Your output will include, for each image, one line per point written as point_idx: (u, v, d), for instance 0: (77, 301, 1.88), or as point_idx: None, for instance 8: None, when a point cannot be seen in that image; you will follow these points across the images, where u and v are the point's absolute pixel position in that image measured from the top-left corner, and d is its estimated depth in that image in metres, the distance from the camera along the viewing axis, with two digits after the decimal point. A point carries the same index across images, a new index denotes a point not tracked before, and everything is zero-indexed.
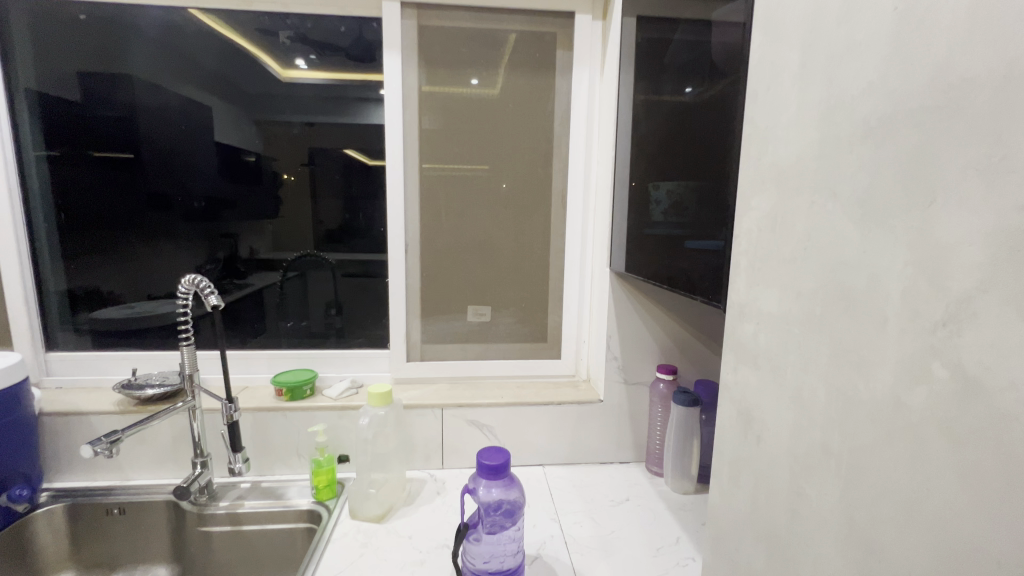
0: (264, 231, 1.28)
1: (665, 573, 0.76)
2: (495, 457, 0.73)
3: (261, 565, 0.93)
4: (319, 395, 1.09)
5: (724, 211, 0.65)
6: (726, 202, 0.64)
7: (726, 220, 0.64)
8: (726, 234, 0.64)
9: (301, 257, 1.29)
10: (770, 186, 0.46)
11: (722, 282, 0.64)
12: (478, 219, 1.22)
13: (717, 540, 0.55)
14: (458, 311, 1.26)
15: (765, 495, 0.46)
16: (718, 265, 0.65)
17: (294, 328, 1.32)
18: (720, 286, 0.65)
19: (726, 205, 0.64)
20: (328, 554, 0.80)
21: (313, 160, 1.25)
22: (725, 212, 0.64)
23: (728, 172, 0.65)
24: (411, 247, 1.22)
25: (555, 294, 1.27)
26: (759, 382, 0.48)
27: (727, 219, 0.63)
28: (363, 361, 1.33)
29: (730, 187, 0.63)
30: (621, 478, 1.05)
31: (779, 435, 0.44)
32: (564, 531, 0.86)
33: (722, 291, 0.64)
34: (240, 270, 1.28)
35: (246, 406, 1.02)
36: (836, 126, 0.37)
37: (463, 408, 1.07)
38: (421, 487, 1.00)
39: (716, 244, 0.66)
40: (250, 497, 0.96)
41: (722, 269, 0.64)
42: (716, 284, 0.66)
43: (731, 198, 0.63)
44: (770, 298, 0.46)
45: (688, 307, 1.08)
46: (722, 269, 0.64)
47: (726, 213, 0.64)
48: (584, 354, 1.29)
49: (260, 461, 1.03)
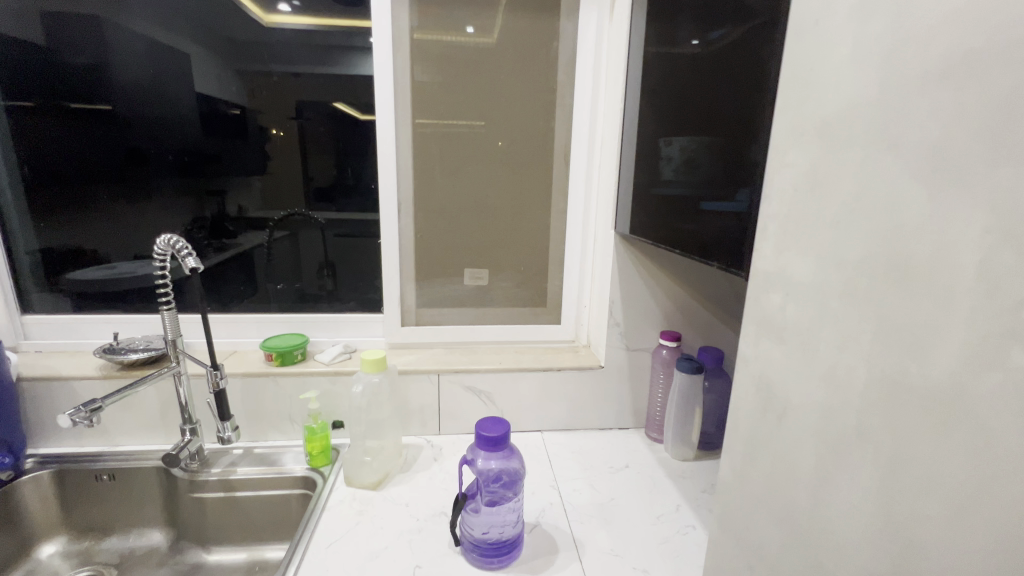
0: (250, 187, 1.20)
1: (666, 541, 0.75)
2: (494, 428, 0.70)
3: (257, 529, 0.92)
4: (311, 360, 1.05)
5: (752, 169, 0.58)
6: (756, 160, 0.58)
7: (755, 180, 0.58)
8: (753, 194, 0.58)
9: (289, 217, 1.22)
10: (811, 140, 0.40)
11: (746, 248, 0.59)
12: (476, 176, 1.15)
13: (726, 519, 0.53)
14: (455, 274, 1.21)
15: (784, 476, 0.44)
16: (742, 228, 0.60)
17: (284, 290, 1.27)
18: (744, 252, 0.59)
19: (756, 161, 0.58)
20: (324, 522, 0.79)
21: (299, 112, 1.16)
22: (751, 171, 0.59)
23: (755, 126, 0.58)
24: (405, 207, 1.16)
25: (556, 257, 1.22)
26: (783, 357, 0.44)
27: (756, 178, 0.57)
28: (356, 325, 1.28)
29: (760, 143, 0.57)
30: (621, 445, 1.04)
31: (805, 416, 0.41)
32: (563, 499, 0.85)
33: (745, 257, 0.59)
34: (226, 229, 1.22)
35: (234, 372, 0.98)
36: (903, 66, 0.32)
37: (460, 374, 1.04)
38: (418, 453, 0.99)
39: (741, 206, 0.61)
40: (242, 464, 0.94)
41: (748, 233, 0.58)
42: (738, 249, 0.60)
43: (762, 155, 0.56)
44: (804, 268, 0.41)
45: (695, 272, 1.04)
46: (747, 233, 0.59)
47: (755, 171, 0.58)
48: (585, 319, 1.25)
49: (253, 427, 1.00)
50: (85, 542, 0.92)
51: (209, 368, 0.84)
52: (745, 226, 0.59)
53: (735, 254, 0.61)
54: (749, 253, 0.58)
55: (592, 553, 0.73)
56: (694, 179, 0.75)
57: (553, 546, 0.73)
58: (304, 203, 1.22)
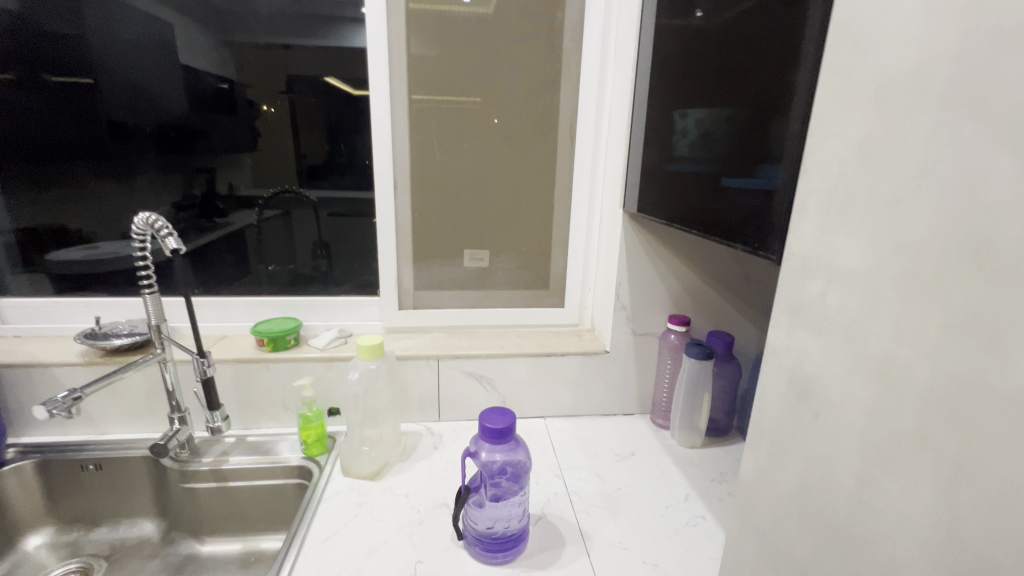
0: (242, 165, 1.13)
1: (675, 533, 0.73)
2: (499, 419, 0.66)
3: (252, 520, 0.89)
4: (305, 345, 1.01)
5: (785, 143, 0.53)
6: (790, 133, 0.53)
7: (789, 155, 0.53)
8: (787, 171, 0.53)
9: (280, 195, 1.16)
10: (867, 106, 0.35)
11: (777, 230, 0.54)
12: (476, 152, 1.09)
13: (748, 518, 0.50)
14: (454, 256, 1.16)
15: (820, 479, 0.40)
16: (773, 209, 0.55)
17: (276, 272, 1.22)
18: (774, 233, 0.55)
19: (790, 135, 0.52)
20: (320, 514, 0.76)
21: (291, 87, 1.09)
22: (783, 146, 0.54)
23: (789, 96, 0.53)
24: (401, 185, 1.10)
25: (559, 239, 1.17)
26: (823, 351, 0.40)
27: (791, 153, 0.52)
28: (351, 309, 1.23)
29: (797, 113, 0.51)
30: (626, 431, 1.01)
31: (849, 415, 0.37)
32: (569, 489, 0.82)
33: (776, 239, 0.54)
34: (218, 208, 1.15)
35: (224, 358, 0.94)
36: (994, 15, 0.27)
37: (460, 360, 1.00)
38: (417, 441, 0.96)
39: (772, 184, 0.55)
40: (235, 453, 0.91)
41: (779, 214, 0.54)
42: (768, 231, 0.56)
43: (798, 127, 0.51)
44: (852, 252, 0.37)
45: (706, 254, 1.00)
46: (780, 214, 0.54)
47: (789, 145, 0.53)
48: (589, 303, 1.21)
49: (245, 415, 0.96)
50: (74, 532, 0.89)
51: (195, 355, 0.79)
52: (777, 206, 0.54)
53: (763, 235, 0.57)
54: (780, 236, 0.53)
55: (599, 546, 0.70)
56: (712, 155, 0.70)
57: (560, 539, 0.71)
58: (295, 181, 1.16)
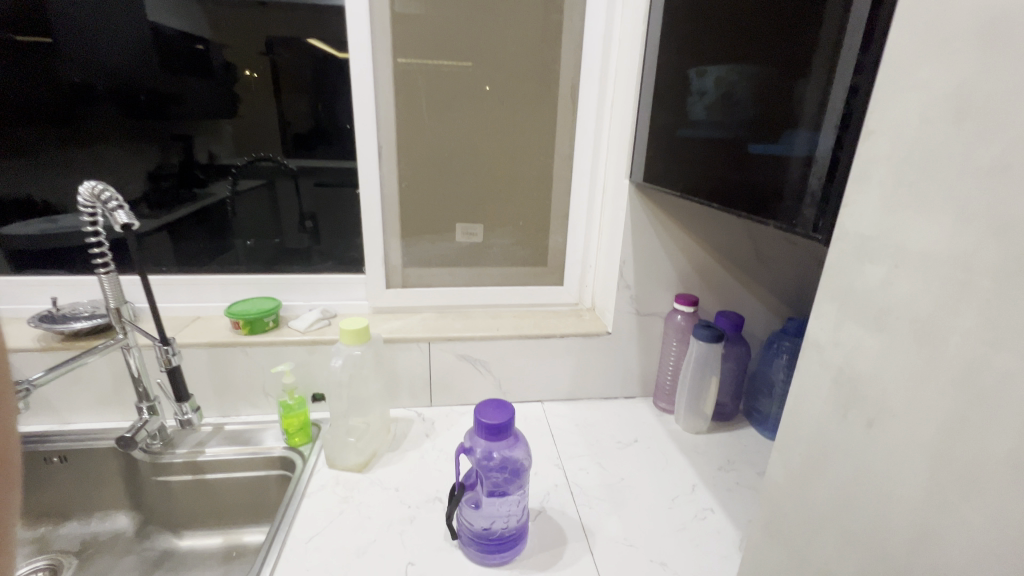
0: (223, 133, 1.04)
1: (683, 528, 0.69)
2: (495, 414, 0.59)
3: (232, 512, 0.84)
4: (285, 327, 0.94)
5: (818, 101, 0.45)
6: (824, 90, 0.45)
7: (822, 116, 0.45)
8: (818, 135, 0.45)
9: (256, 163, 1.07)
10: (968, 48, 0.28)
11: (806, 205, 0.47)
12: (468, 117, 1.00)
13: (777, 529, 0.45)
14: (445, 230, 1.08)
15: (873, 495, 0.35)
16: (800, 179, 0.48)
17: (255, 248, 1.13)
18: (801, 208, 0.48)
19: (825, 92, 0.44)
20: (303, 511, 0.70)
21: (272, 48, 0.99)
22: (816, 106, 0.46)
23: (822, 48, 0.45)
24: (386, 153, 1.01)
25: (558, 212, 1.09)
26: (885, 349, 0.34)
27: (825, 113, 0.44)
28: (333, 287, 1.13)
29: (834, 66, 0.43)
30: (628, 416, 0.96)
31: (914, 426, 0.32)
32: (569, 480, 0.77)
33: (804, 215, 0.47)
34: (196, 177, 1.06)
35: (196, 341, 0.87)
36: None
37: (454, 343, 0.93)
38: (408, 428, 0.90)
39: (799, 150, 0.48)
40: (212, 443, 0.85)
41: (810, 185, 0.46)
42: (794, 206, 0.49)
43: (835, 84, 0.43)
44: (931, 234, 0.30)
45: (716, 228, 0.93)
46: (810, 185, 0.46)
47: (823, 104, 0.45)
48: (590, 281, 1.14)
49: (222, 402, 0.90)
50: (41, 529, 0.84)
51: (158, 342, 0.71)
52: (806, 175, 0.47)
53: (788, 210, 0.50)
54: (810, 211, 0.47)
55: (603, 543, 0.66)
56: (733, 118, 0.62)
57: (561, 536, 0.66)
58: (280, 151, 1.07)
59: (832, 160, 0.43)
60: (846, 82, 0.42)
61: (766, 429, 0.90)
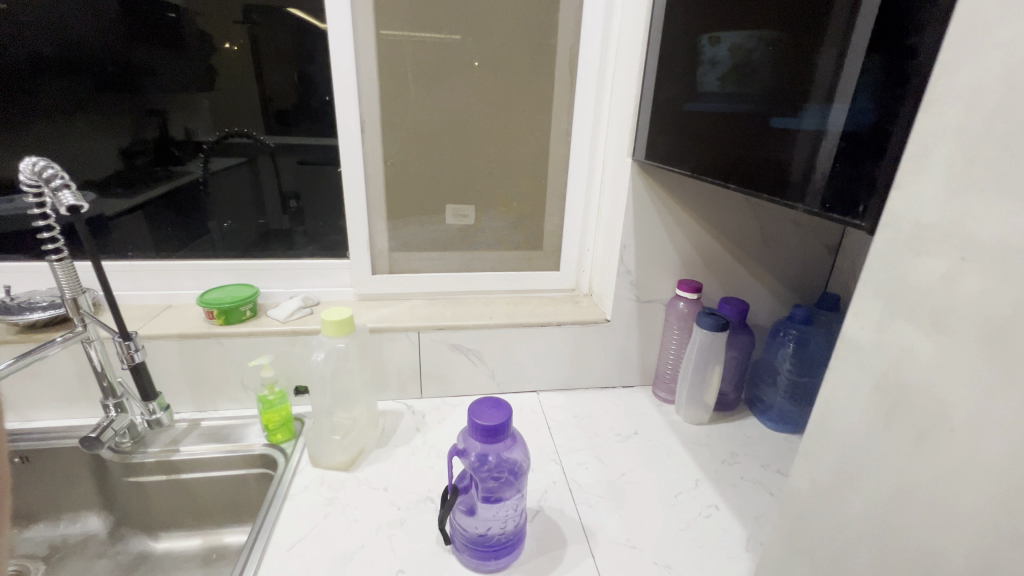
0: (200, 107, 0.95)
1: (687, 527, 0.66)
2: (492, 415, 0.55)
3: (212, 513, 0.80)
4: (264, 317, 0.88)
5: (832, 71, 0.41)
6: (840, 58, 0.41)
7: (835, 88, 0.41)
8: (830, 108, 0.41)
9: (225, 140, 0.98)
10: None
11: (812, 184, 0.43)
12: (457, 89, 0.92)
13: (800, 542, 0.41)
14: (433, 211, 1.02)
15: (922, 515, 0.31)
16: (807, 157, 0.44)
17: (233, 231, 1.05)
18: (808, 189, 0.43)
19: (840, 60, 0.40)
20: (285, 515, 0.66)
21: (249, 15, 0.90)
22: (830, 76, 0.42)
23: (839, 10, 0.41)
24: (370, 128, 0.93)
25: (554, 193, 1.03)
26: (946, 355, 0.29)
27: (838, 84, 0.40)
28: (316, 273, 1.07)
29: (850, 31, 0.39)
30: (627, 407, 0.93)
31: (976, 445, 0.28)
32: (567, 476, 0.74)
33: (809, 197, 0.43)
34: (173, 155, 0.97)
35: (166, 332, 0.81)
36: None
37: (445, 332, 0.88)
38: (397, 422, 0.86)
39: (809, 125, 0.44)
40: (187, 442, 0.80)
41: (817, 162, 0.42)
42: (800, 186, 0.45)
43: (852, 50, 0.39)
44: (1014, 224, 0.26)
45: (721, 210, 0.88)
46: (818, 164, 0.42)
47: (837, 74, 0.41)
48: (587, 265, 1.09)
49: (198, 396, 0.85)
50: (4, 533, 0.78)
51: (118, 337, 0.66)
52: (816, 153, 0.43)
53: (795, 192, 0.45)
54: (816, 192, 0.42)
55: (605, 545, 0.62)
56: (746, 90, 0.57)
57: (560, 541, 0.62)
58: (258, 125, 0.98)
59: (843, 134, 0.39)
60: (863, 47, 0.38)
61: (768, 419, 0.87)
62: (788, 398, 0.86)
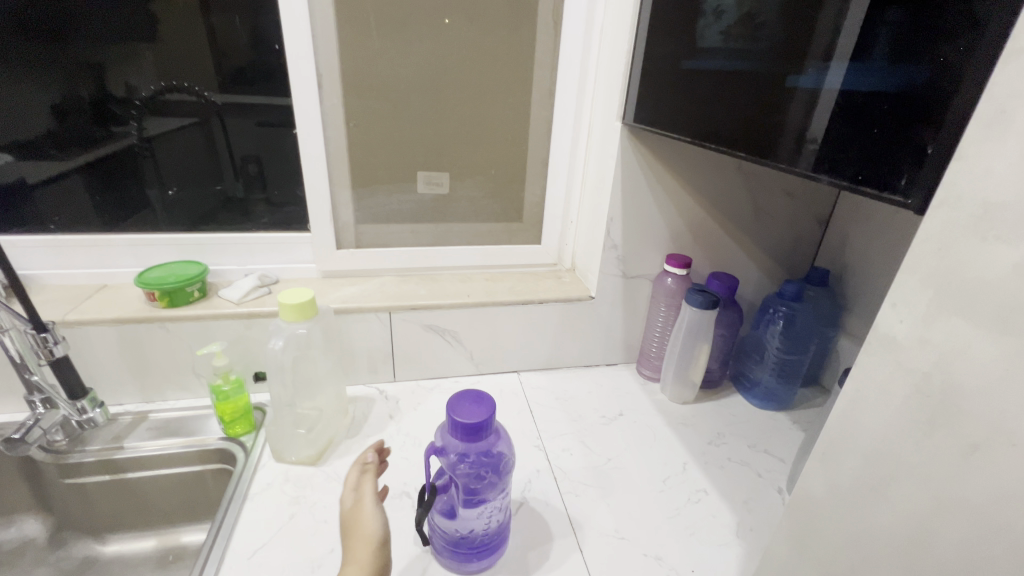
0: (142, 60, 0.80)
1: (677, 514, 0.63)
2: (473, 411, 0.49)
3: (165, 512, 0.73)
4: (214, 298, 0.79)
5: (832, 26, 0.38)
6: (841, 12, 0.38)
7: (835, 45, 0.38)
8: (828, 68, 0.39)
9: (157, 97, 0.83)
10: None
11: (805, 147, 0.41)
12: (427, 40, 0.82)
13: (811, 547, 0.38)
14: (404, 180, 0.93)
15: (969, 533, 0.27)
16: (802, 118, 0.41)
17: (178, 201, 0.92)
18: (804, 153, 0.41)
19: (841, 14, 0.38)
20: (245, 517, 0.60)
21: None
22: (834, 30, 0.38)
23: None
24: (328, 83, 0.83)
25: (535, 159, 0.96)
26: (1012, 360, 0.25)
27: (839, 41, 0.38)
28: (274, 247, 0.96)
29: None
30: (611, 386, 0.89)
31: None
32: (551, 463, 0.70)
33: (800, 159, 0.42)
34: (114, 114, 0.83)
35: (101, 317, 0.71)
36: None
37: (419, 312, 0.82)
38: (369, 408, 0.80)
39: (804, 85, 0.41)
40: (132, 437, 0.72)
41: (811, 124, 0.40)
42: (790, 150, 0.42)
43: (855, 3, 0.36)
44: None
45: (712, 180, 0.83)
46: (813, 127, 0.40)
47: (858, 24, 0.36)
48: (570, 239, 1.03)
49: (144, 386, 0.77)
50: None
51: (34, 332, 0.61)
52: (841, 117, 0.37)
53: (806, 160, 0.41)
54: (813, 156, 0.40)
55: (593, 538, 0.59)
56: (749, 46, 0.51)
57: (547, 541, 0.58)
58: (208, 84, 0.84)
59: (841, 95, 0.37)
60: None
61: (754, 396, 0.86)
62: (775, 375, 0.84)
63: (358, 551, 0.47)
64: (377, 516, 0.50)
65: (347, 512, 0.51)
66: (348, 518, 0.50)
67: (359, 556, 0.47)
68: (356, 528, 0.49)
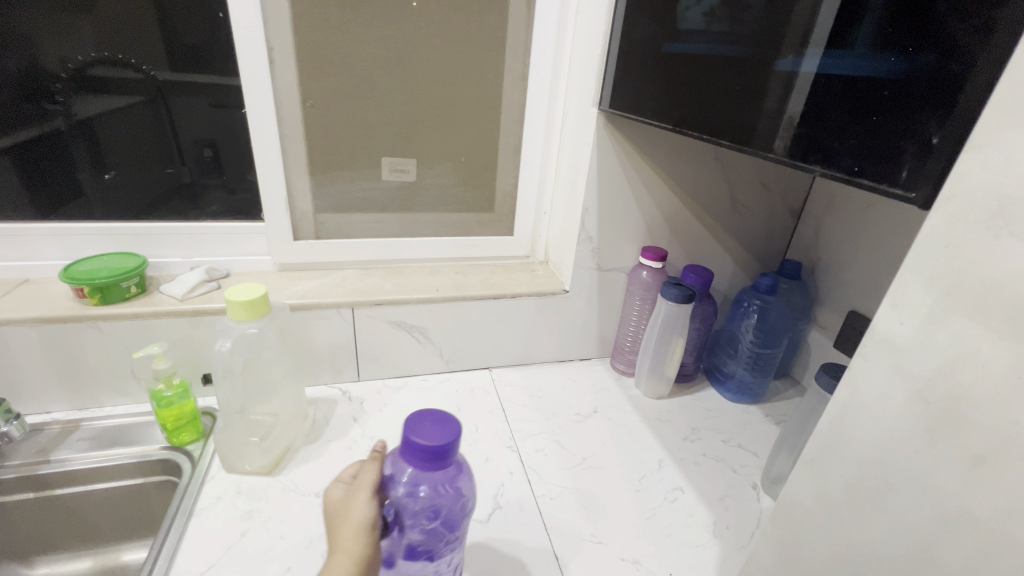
0: (66, 26, 0.71)
1: (654, 515, 0.62)
2: (434, 433, 0.45)
3: (101, 530, 0.67)
4: (155, 293, 0.72)
5: (812, 7, 0.37)
6: None
7: (815, 28, 0.37)
8: (807, 53, 0.37)
9: (86, 70, 0.74)
10: None
11: (781, 132, 0.40)
12: (389, 14, 0.76)
13: (800, 556, 0.37)
14: (367, 166, 0.87)
15: (974, 548, 0.26)
16: (778, 102, 0.40)
17: (113, 186, 0.83)
18: (780, 138, 0.40)
19: None
20: (191, 537, 0.54)
21: None
22: (815, 11, 0.37)
23: None
24: (282, 59, 0.76)
25: (507, 145, 0.92)
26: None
27: (819, 25, 0.36)
28: (223, 237, 0.88)
29: None
30: (585, 382, 0.87)
31: None
32: (525, 464, 0.68)
33: (775, 145, 0.40)
34: (35, 88, 0.73)
35: (24, 316, 0.64)
36: None
37: (384, 308, 0.77)
38: (331, 411, 0.75)
39: (781, 68, 0.40)
40: (59, 450, 0.65)
41: (788, 110, 0.39)
42: (767, 135, 0.41)
43: None
44: None
45: (688, 170, 0.81)
46: (790, 112, 0.39)
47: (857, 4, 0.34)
48: (543, 229, 1.00)
49: (76, 392, 0.70)
50: None
51: None
52: (834, 104, 0.35)
53: (784, 146, 0.39)
54: (791, 142, 0.39)
55: (568, 544, 0.57)
56: (729, 26, 0.48)
57: (524, 555, 0.55)
58: (147, 56, 0.75)
59: (822, 81, 0.36)
60: None
61: (727, 390, 0.85)
62: (748, 369, 0.84)
63: (342, 538, 0.43)
64: (368, 505, 0.44)
65: (333, 503, 0.46)
66: (336, 507, 0.45)
67: (343, 543, 0.43)
68: (345, 514, 0.44)
